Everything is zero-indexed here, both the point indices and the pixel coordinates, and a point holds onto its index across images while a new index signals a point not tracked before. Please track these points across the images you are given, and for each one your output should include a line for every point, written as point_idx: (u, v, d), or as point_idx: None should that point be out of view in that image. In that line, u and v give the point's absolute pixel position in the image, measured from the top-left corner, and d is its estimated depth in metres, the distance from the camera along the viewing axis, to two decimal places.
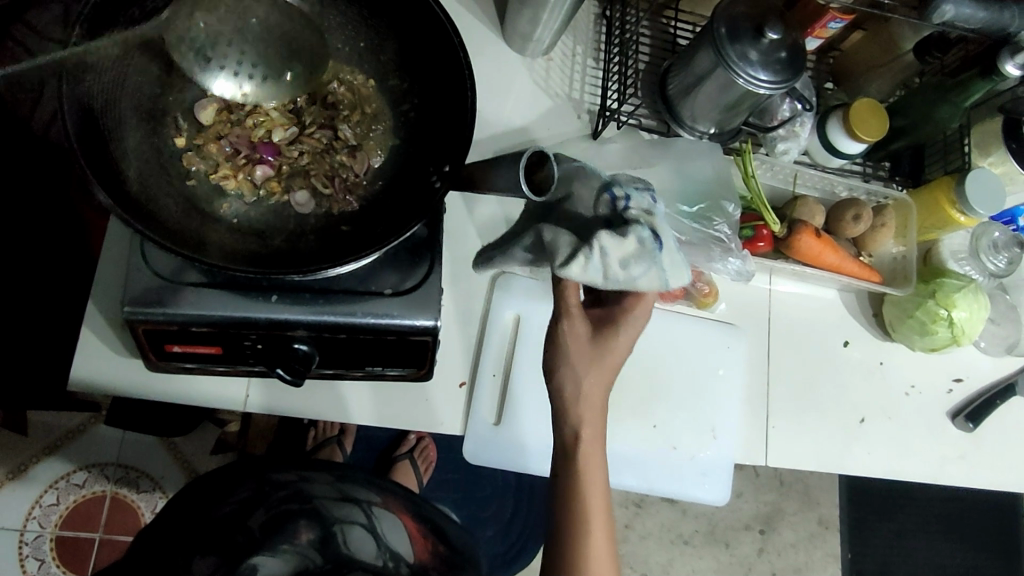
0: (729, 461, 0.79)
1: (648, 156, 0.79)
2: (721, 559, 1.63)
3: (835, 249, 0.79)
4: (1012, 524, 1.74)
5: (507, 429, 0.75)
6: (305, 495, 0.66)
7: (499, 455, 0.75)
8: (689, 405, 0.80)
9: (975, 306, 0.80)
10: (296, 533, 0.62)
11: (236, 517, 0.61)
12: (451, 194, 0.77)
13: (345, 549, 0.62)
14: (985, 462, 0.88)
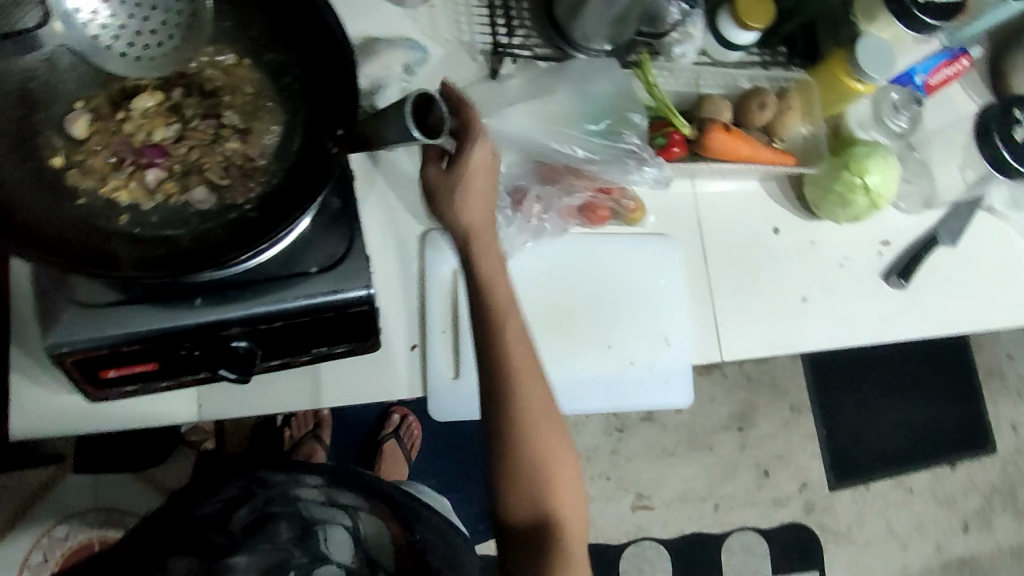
0: (688, 363, 0.82)
1: (546, 84, 0.77)
2: (707, 463, 1.70)
3: (748, 141, 0.80)
4: (963, 369, 1.86)
5: (468, 381, 0.75)
6: (289, 498, 0.74)
7: (464, 408, 0.75)
8: (638, 320, 0.81)
9: (886, 167, 0.83)
10: (276, 534, 0.74)
11: (220, 517, 0.71)
12: (355, 155, 0.76)
13: (323, 547, 0.75)
14: (922, 314, 0.93)
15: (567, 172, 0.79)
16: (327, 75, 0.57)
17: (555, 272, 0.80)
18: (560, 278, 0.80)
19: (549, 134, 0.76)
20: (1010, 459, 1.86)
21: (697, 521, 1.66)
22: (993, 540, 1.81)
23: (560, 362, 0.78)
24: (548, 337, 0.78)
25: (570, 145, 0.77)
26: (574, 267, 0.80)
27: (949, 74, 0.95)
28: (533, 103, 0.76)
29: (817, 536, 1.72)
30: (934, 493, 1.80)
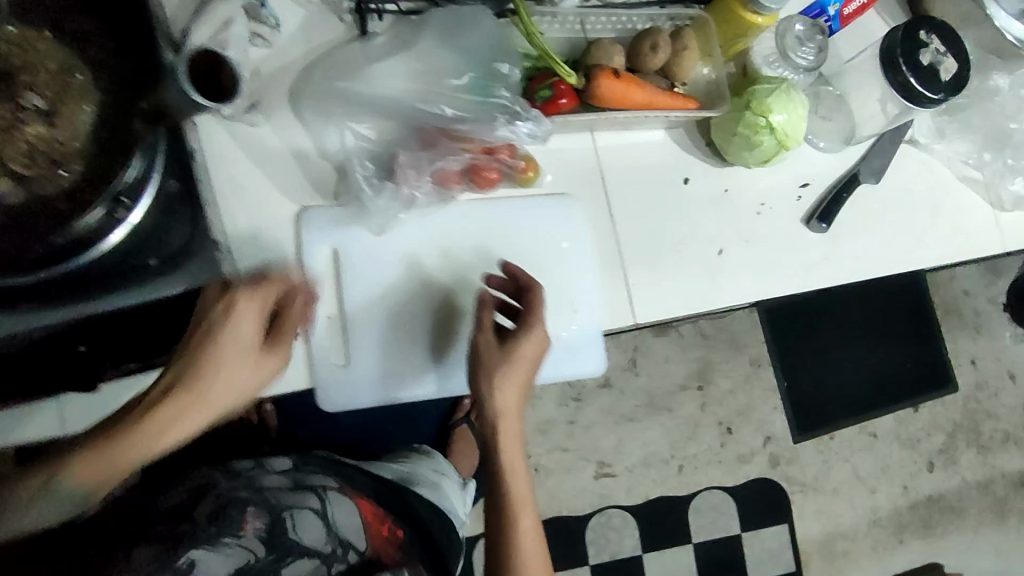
0: (596, 328, 0.78)
1: (409, 37, 0.73)
2: (667, 425, 1.67)
3: (640, 86, 0.75)
4: (917, 304, 1.84)
5: (357, 367, 0.71)
6: (257, 488, 0.66)
7: (352, 396, 0.71)
8: (541, 287, 0.77)
9: (793, 104, 0.78)
10: (241, 524, 0.60)
11: (183, 504, 0.60)
12: (201, 119, 0.70)
13: (295, 535, 0.63)
14: (846, 257, 0.89)
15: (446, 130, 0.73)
16: (132, 44, 0.52)
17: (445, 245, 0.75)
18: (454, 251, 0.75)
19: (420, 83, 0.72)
20: (971, 395, 1.86)
21: (662, 484, 1.64)
22: (959, 477, 1.82)
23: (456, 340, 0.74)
24: (445, 312, 0.74)
25: (438, 104, 0.72)
26: (467, 238, 0.76)
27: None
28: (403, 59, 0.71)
29: (784, 489, 1.71)
30: (898, 435, 1.80)
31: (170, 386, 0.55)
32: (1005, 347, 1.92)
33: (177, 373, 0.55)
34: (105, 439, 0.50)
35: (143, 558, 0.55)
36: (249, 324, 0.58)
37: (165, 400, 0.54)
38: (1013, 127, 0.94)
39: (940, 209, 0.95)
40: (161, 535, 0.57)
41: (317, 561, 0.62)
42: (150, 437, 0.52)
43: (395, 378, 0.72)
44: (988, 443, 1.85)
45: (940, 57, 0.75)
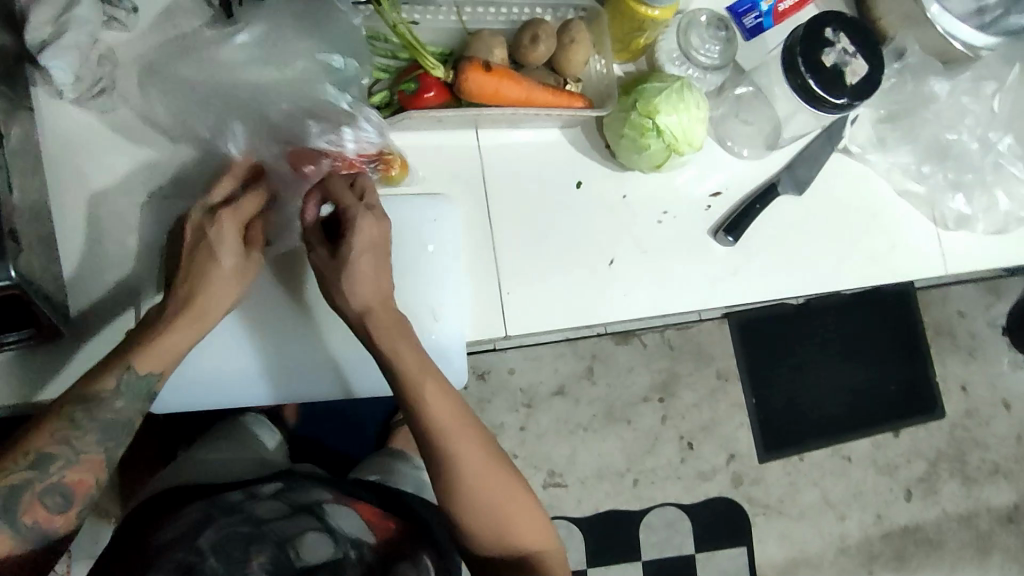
0: (461, 339, 0.75)
1: (234, 21, 0.68)
2: (625, 437, 1.47)
3: (514, 80, 0.71)
4: (908, 317, 1.58)
5: (196, 364, 0.72)
6: (254, 520, 0.63)
7: (193, 396, 0.72)
8: (402, 293, 0.75)
9: (684, 105, 0.72)
10: (250, 560, 0.59)
11: (179, 542, 0.59)
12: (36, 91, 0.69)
13: (302, 562, 0.61)
14: (756, 271, 0.82)
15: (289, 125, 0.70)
16: None
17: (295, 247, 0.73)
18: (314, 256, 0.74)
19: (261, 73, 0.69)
20: (959, 422, 1.58)
21: (614, 498, 1.45)
22: (938, 508, 1.56)
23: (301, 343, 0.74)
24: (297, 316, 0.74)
25: (267, 96, 0.69)
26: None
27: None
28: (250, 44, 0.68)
29: (744, 510, 1.50)
30: (874, 460, 1.55)
31: (188, 298, 0.60)
32: (1003, 374, 1.62)
33: (184, 281, 0.60)
34: (131, 351, 0.58)
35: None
36: (228, 231, 0.62)
37: (176, 316, 0.60)
38: (951, 138, 0.85)
39: (874, 222, 0.86)
40: (165, 566, 0.57)
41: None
42: (182, 339, 0.60)
43: (242, 383, 0.73)
44: (975, 474, 1.58)
45: (846, 59, 0.68)
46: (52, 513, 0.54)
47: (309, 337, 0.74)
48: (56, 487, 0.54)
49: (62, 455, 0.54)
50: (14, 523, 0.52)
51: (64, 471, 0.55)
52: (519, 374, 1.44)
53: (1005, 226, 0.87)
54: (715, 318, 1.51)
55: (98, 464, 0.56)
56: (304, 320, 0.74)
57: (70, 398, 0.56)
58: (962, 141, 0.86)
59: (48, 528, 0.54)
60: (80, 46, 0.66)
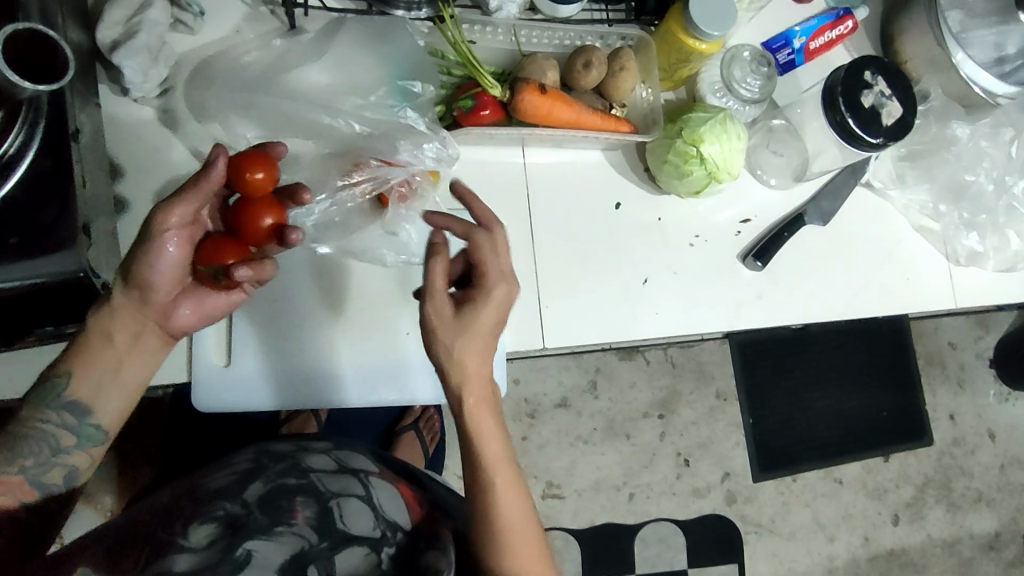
0: (501, 351, 0.77)
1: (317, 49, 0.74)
2: (624, 451, 1.49)
3: (566, 103, 0.74)
4: (904, 343, 1.63)
5: (239, 366, 0.74)
6: (302, 470, 0.68)
7: (231, 396, 0.73)
8: None
9: (727, 135, 0.75)
10: (294, 511, 0.62)
11: (233, 486, 0.63)
12: (98, 87, 0.71)
13: (343, 525, 0.63)
14: (781, 296, 0.85)
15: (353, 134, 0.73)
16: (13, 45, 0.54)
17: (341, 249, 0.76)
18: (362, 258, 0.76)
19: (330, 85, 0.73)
20: (947, 450, 1.63)
21: (612, 512, 1.47)
22: (923, 533, 1.61)
23: (348, 348, 0.75)
24: (340, 321, 0.75)
25: (348, 121, 0.73)
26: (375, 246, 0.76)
27: (833, 36, 0.86)
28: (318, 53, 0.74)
29: (736, 528, 1.52)
30: (864, 483, 1.59)
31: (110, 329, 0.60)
32: (990, 406, 1.67)
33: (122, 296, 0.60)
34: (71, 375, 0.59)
35: (199, 537, 0.58)
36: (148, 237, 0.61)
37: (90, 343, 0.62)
38: (969, 179, 0.90)
39: (891, 254, 0.89)
40: (212, 516, 0.60)
41: (367, 549, 0.62)
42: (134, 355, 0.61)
43: (286, 384, 0.74)
44: (959, 501, 1.63)
45: (883, 100, 0.73)
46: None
47: (357, 340, 0.76)
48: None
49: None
50: None
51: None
52: (524, 384, 1.46)
53: (1014, 265, 0.91)
54: (716, 337, 1.56)
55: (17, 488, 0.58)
56: (354, 326, 0.76)
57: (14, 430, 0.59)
58: (979, 182, 0.90)
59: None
60: (150, 47, 0.67)
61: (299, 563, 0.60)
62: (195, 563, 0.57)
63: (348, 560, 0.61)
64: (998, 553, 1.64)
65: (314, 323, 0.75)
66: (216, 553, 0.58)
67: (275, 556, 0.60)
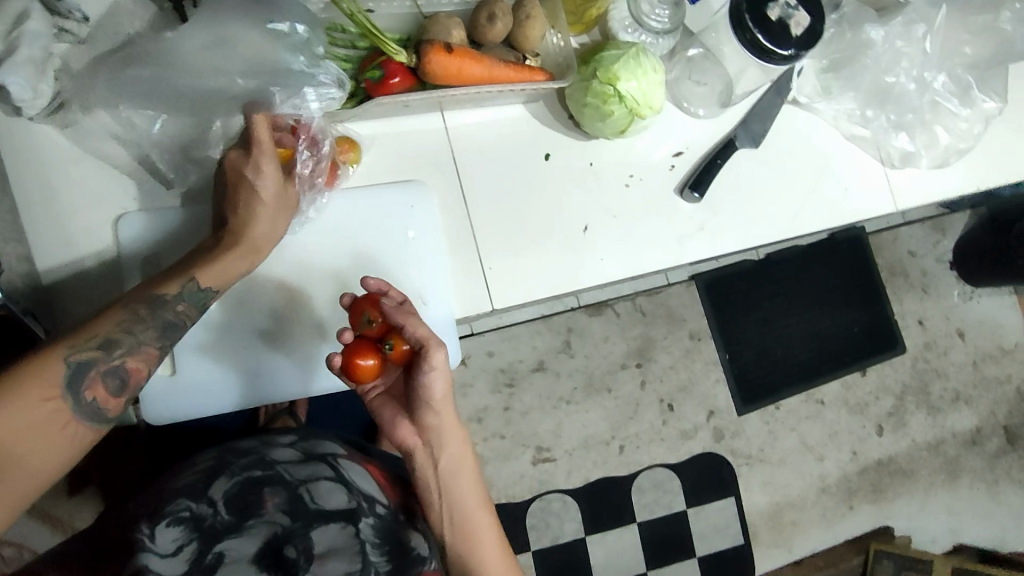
0: (451, 318, 0.77)
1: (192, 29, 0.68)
2: (608, 406, 1.50)
3: (475, 59, 0.72)
4: (865, 257, 1.65)
5: (183, 374, 0.73)
6: (268, 463, 0.67)
7: (177, 405, 0.73)
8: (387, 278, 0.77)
9: (642, 69, 0.75)
10: (264, 499, 0.61)
11: (196, 485, 0.62)
12: None
13: (317, 504, 0.63)
14: (724, 224, 0.86)
15: (254, 117, 0.70)
16: None
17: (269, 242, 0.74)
18: (297, 248, 0.75)
19: (223, 71, 0.69)
20: (920, 355, 1.67)
21: (604, 466, 1.48)
22: (909, 439, 1.64)
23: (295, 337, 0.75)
24: (279, 316, 0.75)
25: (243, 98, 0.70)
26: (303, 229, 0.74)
27: None
28: (201, 32, 0.68)
29: (728, 463, 1.54)
30: (845, 400, 1.62)
31: (241, 229, 0.68)
32: (955, 306, 1.70)
33: (235, 212, 0.68)
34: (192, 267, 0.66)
35: (166, 542, 0.56)
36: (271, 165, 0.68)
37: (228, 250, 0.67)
38: (890, 81, 0.90)
39: (826, 168, 0.90)
40: (178, 517, 0.58)
41: (344, 523, 0.62)
42: (236, 264, 0.68)
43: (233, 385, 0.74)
44: (938, 403, 1.67)
45: (789, 12, 0.72)
46: (110, 394, 0.59)
47: (297, 332, 0.75)
48: (117, 371, 0.59)
49: (126, 344, 0.60)
50: (79, 396, 0.56)
51: (125, 358, 0.60)
52: (498, 355, 1.45)
53: (946, 160, 0.92)
54: (681, 280, 1.55)
55: (153, 358, 0.62)
56: (292, 315, 0.75)
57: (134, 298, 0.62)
58: (901, 84, 0.90)
59: (103, 408, 0.58)
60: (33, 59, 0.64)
61: (273, 547, 0.58)
62: (171, 567, 0.55)
63: (325, 534, 0.61)
64: (981, 447, 1.69)
65: (255, 322, 0.74)
66: (184, 560, 0.56)
67: (246, 546, 0.57)
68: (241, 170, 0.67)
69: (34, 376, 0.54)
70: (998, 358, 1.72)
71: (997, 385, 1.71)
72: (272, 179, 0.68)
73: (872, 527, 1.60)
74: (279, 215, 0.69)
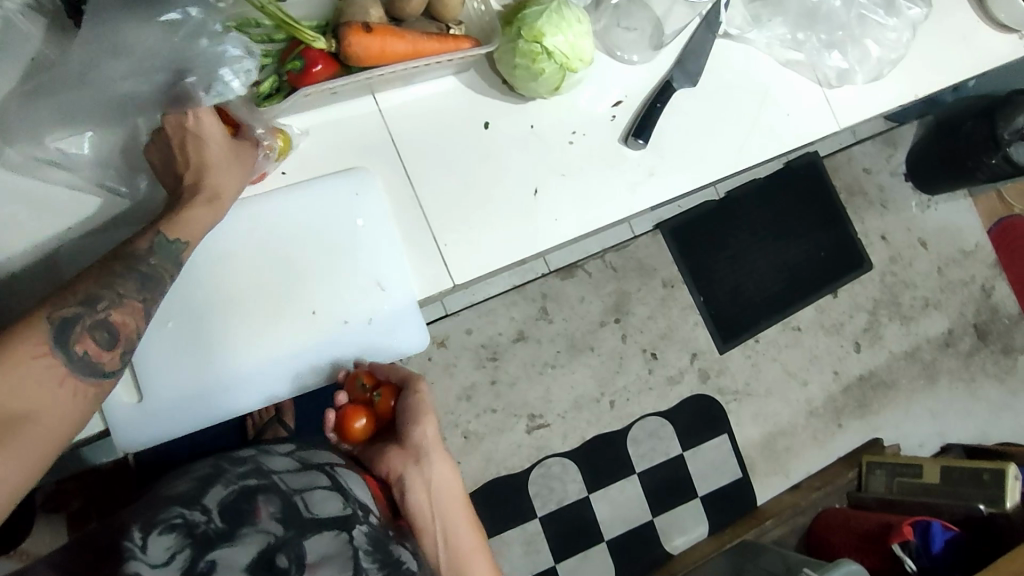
0: (412, 300, 0.78)
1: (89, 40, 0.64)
2: (593, 364, 1.51)
3: (397, 35, 0.70)
4: (822, 180, 1.66)
5: (152, 398, 0.72)
6: (263, 471, 0.66)
7: (152, 429, 0.72)
8: (345, 269, 0.76)
9: (566, 22, 0.74)
10: (259, 508, 0.61)
11: (189, 492, 0.60)
12: None
13: (310, 513, 0.64)
14: (673, 167, 0.86)
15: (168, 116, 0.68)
16: None
17: (221, 252, 0.73)
18: (250, 253, 0.74)
19: (142, 85, 0.66)
20: (887, 269, 1.70)
21: (598, 423, 1.50)
22: (886, 351, 1.69)
23: (263, 339, 0.73)
24: (242, 322, 0.73)
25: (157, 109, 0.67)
26: (247, 228, 0.74)
27: None
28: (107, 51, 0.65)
29: (717, 401, 1.57)
30: (821, 323, 1.65)
31: (200, 182, 0.66)
32: (915, 217, 1.74)
33: (189, 167, 0.67)
34: (159, 223, 0.64)
35: (157, 551, 0.55)
36: (210, 121, 0.67)
37: (194, 204, 0.66)
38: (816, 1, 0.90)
39: (767, 98, 0.90)
40: (170, 524, 0.57)
41: (338, 530, 0.63)
42: (205, 216, 0.66)
43: (208, 398, 0.73)
44: (910, 312, 1.71)
45: None
46: (101, 348, 0.58)
47: (261, 335, 0.73)
48: (104, 324, 0.58)
49: (107, 297, 0.59)
50: (68, 349, 0.55)
51: (109, 311, 0.59)
52: (477, 331, 1.45)
53: (881, 73, 0.93)
54: (646, 230, 1.56)
55: (139, 310, 0.61)
56: (255, 320, 0.73)
57: (104, 264, 0.61)
58: (828, 2, 0.91)
59: (97, 362, 0.57)
60: None
61: (267, 557, 0.58)
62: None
63: (321, 542, 0.62)
64: (956, 348, 1.74)
65: (218, 332, 0.73)
66: (176, 568, 0.55)
67: (240, 556, 0.57)
68: (186, 130, 0.66)
69: (18, 338, 0.53)
70: (961, 260, 1.76)
71: (963, 287, 1.76)
72: (215, 129, 0.67)
73: (862, 441, 1.64)
74: (235, 164, 0.68)
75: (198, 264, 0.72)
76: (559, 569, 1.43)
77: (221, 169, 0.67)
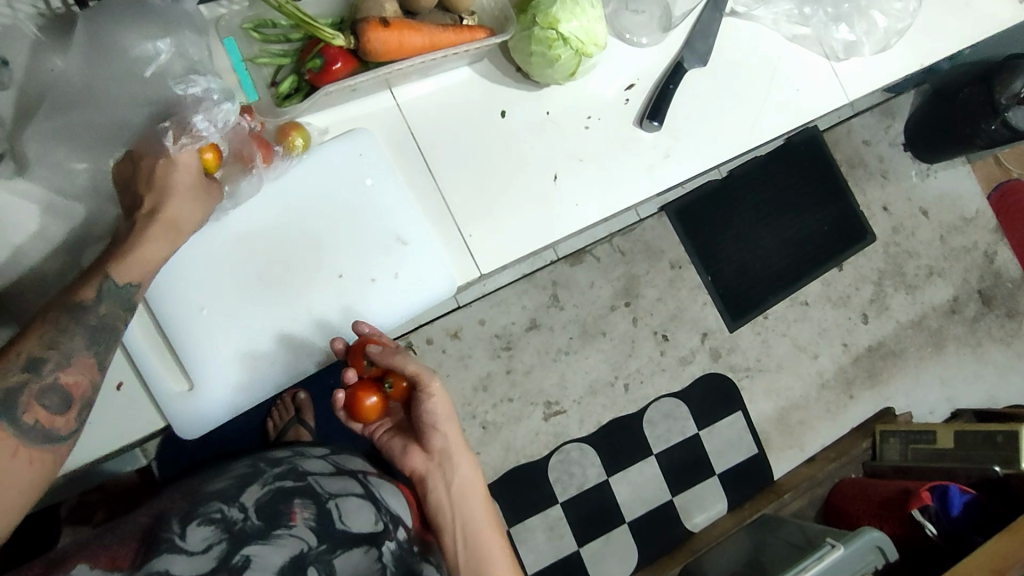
0: (436, 247, 0.77)
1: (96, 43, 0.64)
2: (606, 349, 1.52)
3: (414, 28, 0.71)
4: (823, 153, 1.67)
5: (200, 388, 0.71)
6: (300, 472, 0.69)
7: (201, 417, 0.72)
8: (369, 231, 0.76)
9: (580, 8, 0.74)
10: (294, 512, 0.64)
11: (228, 491, 0.64)
12: None
13: (343, 525, 0.65)
14: (687, 148, 0.86)
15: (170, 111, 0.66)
16: None
17: (249, 236, 0.73)
18: (273, 228, 0.74)
19: None
20: (890, 240, 1.72)
21: (613, 407, 1.51)
22: (894, 321, 1.70)
23: (299, 309, 0.74)
24: (275, 297, 0.73)
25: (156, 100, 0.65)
26: (270, 202, 0.74)
27: None
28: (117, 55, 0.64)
29: (730, 379, 1.59)
30: (828, 297, 1.66)
31: (156, 211, 0.61)
32: (915, 186, 1.75)
33: (150, 191, 0.62)
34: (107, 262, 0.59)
35: (197, 541, 0.59)
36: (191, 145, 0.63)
37: (148, 233, 0.61)
38: None
39: (775, 74, 0.91)
40: (210, 517, 0.61)
41: (367, 547, 0.65)
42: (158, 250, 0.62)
43: (255, 375, 0.73)
44: (915, 281, 1.73)
45: None
46: (53, 413, 0.56)
47: (295, 306, 0.74)
48: (53, 388, 0.56)
49: (53, 359, 0.56)
50: (16, 420, 0.54)
51: (57, 373, 0.57)
52: (490, 322, 1.45)
53: (887, 43, 0.94)
54: (652, 214, 1.57)
55: (90, 367, 0.59)
56: (290, 293, 0.74)
57: (55, 306, 0.58)
58: None
59: (51, 428, 0.56)
60: None
61: (298, 565, 0.61)
62: (199, 566, 0.58)
63: (349, 560, 0.63)
64: (962, 314, 1.75)
65: (253, 311, 0.73)
66: (212, 557, 0.59)
67: (272, 558, 0.60)
68: (156, 154, 0.63)
69: None
70: (963, 227, 1.78)
71: (966, 254, 1.77)
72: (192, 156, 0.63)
73: (874, 411, 1.66)
74: (201, 198, 0.65)
75: (227, 238, 0.72)
76: (583, 552, 1.45)
77: (184, 201, 0.63)
